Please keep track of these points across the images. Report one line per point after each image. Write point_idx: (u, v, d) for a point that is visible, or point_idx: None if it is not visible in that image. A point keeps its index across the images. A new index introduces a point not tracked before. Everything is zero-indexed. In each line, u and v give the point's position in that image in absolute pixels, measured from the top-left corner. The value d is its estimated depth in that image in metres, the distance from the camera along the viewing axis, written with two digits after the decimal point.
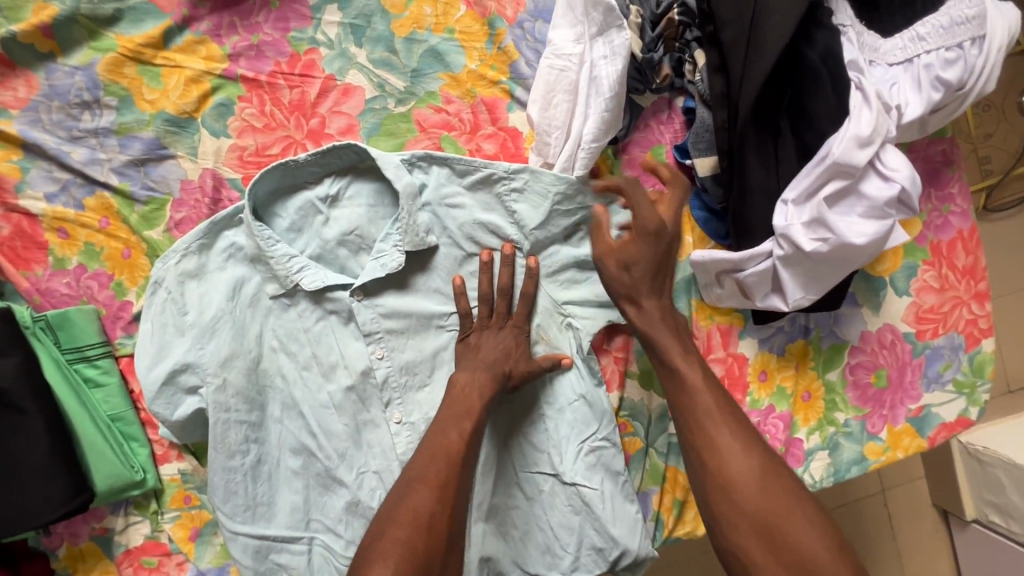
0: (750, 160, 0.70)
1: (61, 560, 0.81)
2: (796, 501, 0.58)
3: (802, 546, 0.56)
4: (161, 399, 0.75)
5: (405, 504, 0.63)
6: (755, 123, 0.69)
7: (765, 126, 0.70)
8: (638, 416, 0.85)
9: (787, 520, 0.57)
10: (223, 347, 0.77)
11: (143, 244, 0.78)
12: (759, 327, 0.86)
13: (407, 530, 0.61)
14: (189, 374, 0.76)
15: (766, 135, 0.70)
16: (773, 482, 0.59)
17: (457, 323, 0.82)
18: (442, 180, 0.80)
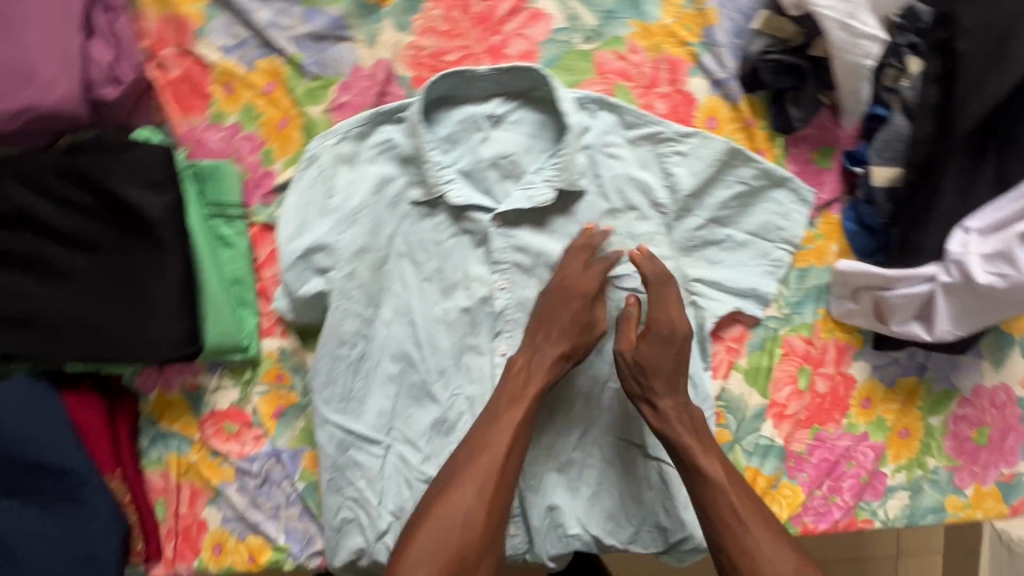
0: (948, 179, 0.71)
1: (150, 405, 0.82)
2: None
3: None
4: (291, 272, 0.77)
5: (458, 491, 0.72)
6: (966, 142, 0.70)
7: (972, 147, 0.71)
8: (733, 410, 0.84)
9: None
10: (360, 237, 0.78)
11: (301, 118, 0.78)
12: (876, 352, 0.84)
13: (450, 520, 0.71)
14: (324, 254, 0.78)
15: (971, 156, 0.71)
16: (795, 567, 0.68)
17: (584, 275, 0.81)
18: (607, 127, 0.79)
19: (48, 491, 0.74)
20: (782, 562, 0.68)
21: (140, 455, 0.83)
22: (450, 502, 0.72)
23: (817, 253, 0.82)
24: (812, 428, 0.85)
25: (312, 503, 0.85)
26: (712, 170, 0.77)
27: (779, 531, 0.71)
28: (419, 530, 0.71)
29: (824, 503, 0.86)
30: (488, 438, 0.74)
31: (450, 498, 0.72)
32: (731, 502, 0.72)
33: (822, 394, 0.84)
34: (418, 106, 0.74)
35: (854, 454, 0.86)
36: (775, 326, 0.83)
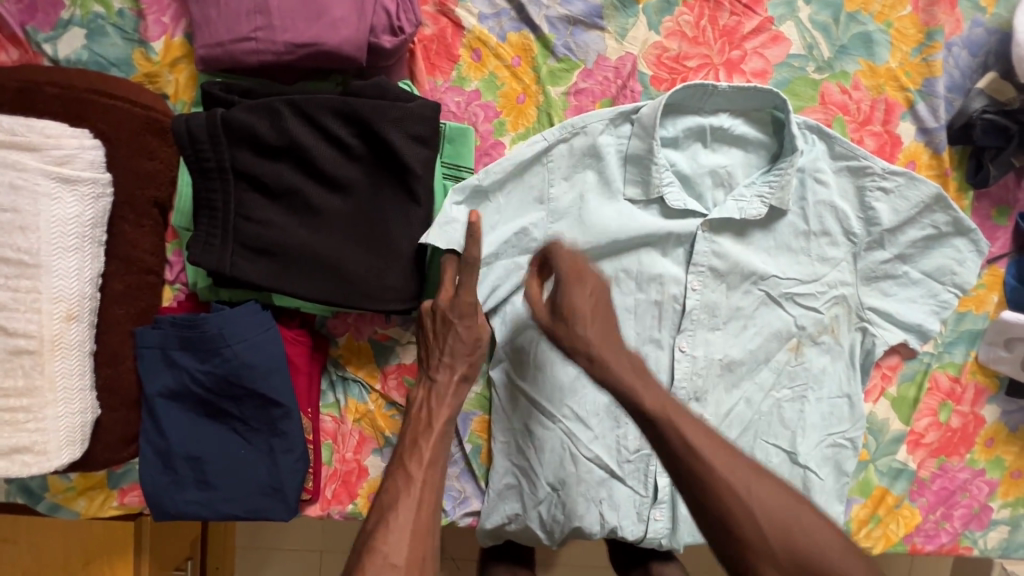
0: None
1: (339, 348, 0.84)
2: (786, 490, 0.60)
3: (795, 523, 0.58)
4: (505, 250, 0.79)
5: (383, 548, 0.61)
6: None
7: None
8: (875, 432, 0.91)
9: (809, 530, 0.57)
10: (576, 229, 0.81)
11: (540, 96, 0.80)
12: (1009, 399, 0.92)
13: None
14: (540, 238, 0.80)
15: None
16: (752, 466, 0.61)
17: (773, 287, 0.86)
18: (819, 155, 0.83)
19: (252, 420, 0.75)
20: (713, 451, 0.61)
21: (319, 396, 0.84)
22: None
23: (978, 300, 0.89)
24: (940, 458, 0.93)
25: (475, 464, 0.89)
26: (913, 210, 0.83)
27: (719, 435, 0.63)
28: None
29: (935, 527, 0.94)
30: (399, 490, 0.67)
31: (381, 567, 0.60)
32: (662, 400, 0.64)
33: (954, 429, 0.92)
34: (660, 108, 0.78)
35: (970, 486, 0.93)
36: (928, 361, 0.90)
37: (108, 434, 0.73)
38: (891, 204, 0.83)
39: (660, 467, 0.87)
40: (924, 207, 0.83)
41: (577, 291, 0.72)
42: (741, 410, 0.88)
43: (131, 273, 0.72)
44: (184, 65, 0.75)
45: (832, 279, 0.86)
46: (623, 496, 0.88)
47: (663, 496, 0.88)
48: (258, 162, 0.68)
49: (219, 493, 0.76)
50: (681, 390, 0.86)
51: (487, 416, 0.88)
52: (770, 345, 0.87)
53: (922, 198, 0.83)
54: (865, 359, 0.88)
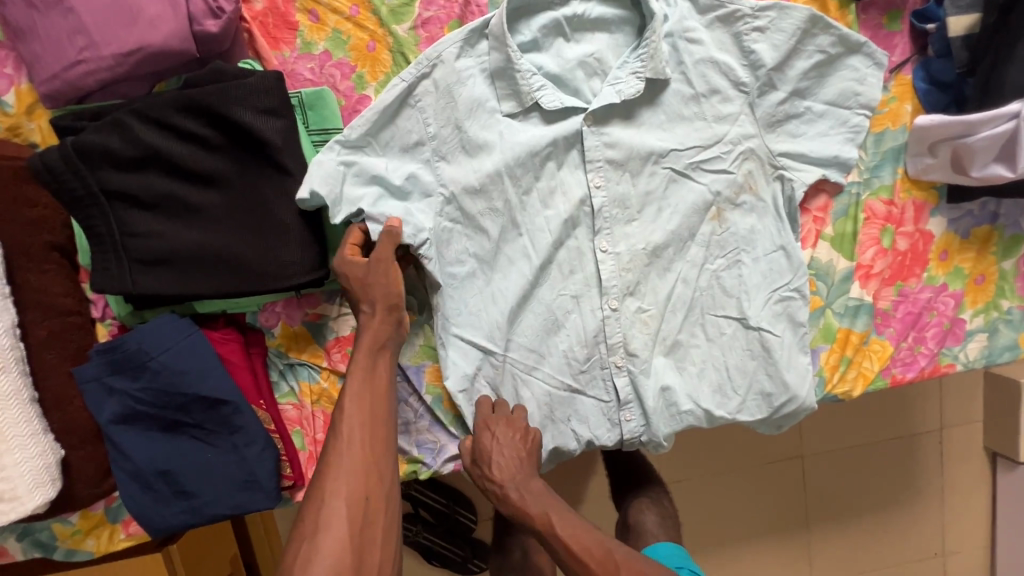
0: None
1: (276, 338, 0.86)
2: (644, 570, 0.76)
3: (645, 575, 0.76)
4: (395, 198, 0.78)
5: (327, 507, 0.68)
6: None
7: None
8: (823, 277, 0.89)
9: None
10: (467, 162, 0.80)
11: (389, 38, 0.79)
12: (951, 207, 0.89)
13: (338, 547, 0.66)
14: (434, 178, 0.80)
15: None
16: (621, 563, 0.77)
17: (677, 161, 0.84)
18: (684, 14, 0.81)
19: (207, 424, 0.78)
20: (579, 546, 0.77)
21: (274, 388, 0.87)
22: (327, 530, 0.67)
23: (892, 115, 0.86)
24: (897, 285, 0.91)
25: (439, 414, 0.90)
26: (793, 40, 0.80)
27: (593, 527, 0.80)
28: (313, 563, 0.65)
29: (910, 354, 0.93)
30: (339, 465, 0.71)
31: (327, 539, 0.67)
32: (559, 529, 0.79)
33: (903, 252, 0.90)
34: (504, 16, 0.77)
35: (935, 304, 0.92)
36: (858, 191, 0.87)
37: (82, 471, 0.77)
38: (770, 41, 0.80)
39: (621, 370, 0.88)
40: (803, 33, 0.80)
41: (488, 444, 0.83)
42: (681, 293, 0.87)
43: (52, 317, 0.75)
44: (42, 110, 0.76)
45: (735, 135, 0.84)
46: (590, 407, 0.89)
47: (630, 401, 0.88)
48: (124, 178, 0.70)
49: (199, 499, 0.79)
50: (613, 289, 0.86)
51: (437, 364, 0.89)
52: (691, 221, 0.85)
53: (798, 25, 0.79)
54: (790, 207, 0.86)
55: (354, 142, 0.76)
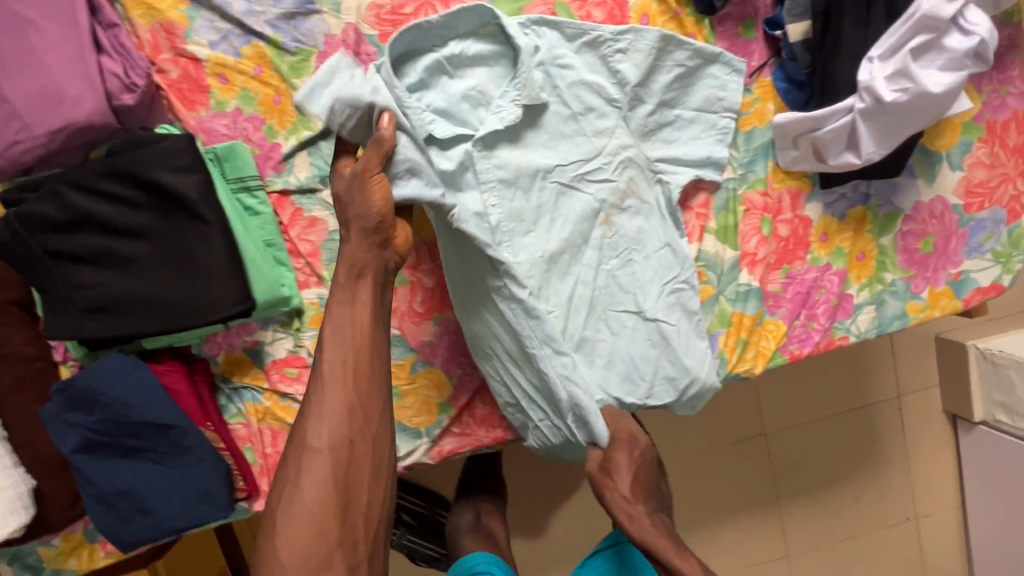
0: (844, 21, 0.81)
1: (220, 365, 0.96)
2: None
3: None
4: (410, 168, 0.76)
5: (307, 437, 0.67)
6: None
7: None
8: (712, 267, 0.97)
9: None
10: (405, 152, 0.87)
11: (291, 91, 0.89)
12: (825, 192, 0.96)
13: (322, 484, 0.66)
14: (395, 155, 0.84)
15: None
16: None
17: (563, 175, 0.93)
18: (553, 43, 0.89)
19: (159, 447, 0.88)
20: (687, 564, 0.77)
21: (223, 410, 0.97)
22: (310, 463, 0.66)
23: (758, 115, 0.93)
24: (783, 268, 0.98)
25: None
26: (651, 58, 0.88)
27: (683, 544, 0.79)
28: (302, 490, 0.65)
29: (804, 330, 1.00)
30: (330, 399, 0.68)
31: (308, 482, 0.66)
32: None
33: (785, 237, 0.97)
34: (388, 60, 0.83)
35: (822, 282, 0.99)
36: (734, 186, 0.95)
37: (54, 498, 0.87)
38: (633, 59, 0.89)
39: (543, 378, 0.89)
40: (659, 51, 0.88)
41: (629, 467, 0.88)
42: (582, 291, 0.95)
43: (16, 364, 0.86)
44: None
45: (614, 147, 0.92)
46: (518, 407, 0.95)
47: (552, 405, 0.91)
48: (63, 239, 0.80)
49: (159, 514, 0.89)
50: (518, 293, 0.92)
51: None
52: (582, 227, 0.94)
53: (654, 44, 0.88)
54: (672, 207, 0.94)
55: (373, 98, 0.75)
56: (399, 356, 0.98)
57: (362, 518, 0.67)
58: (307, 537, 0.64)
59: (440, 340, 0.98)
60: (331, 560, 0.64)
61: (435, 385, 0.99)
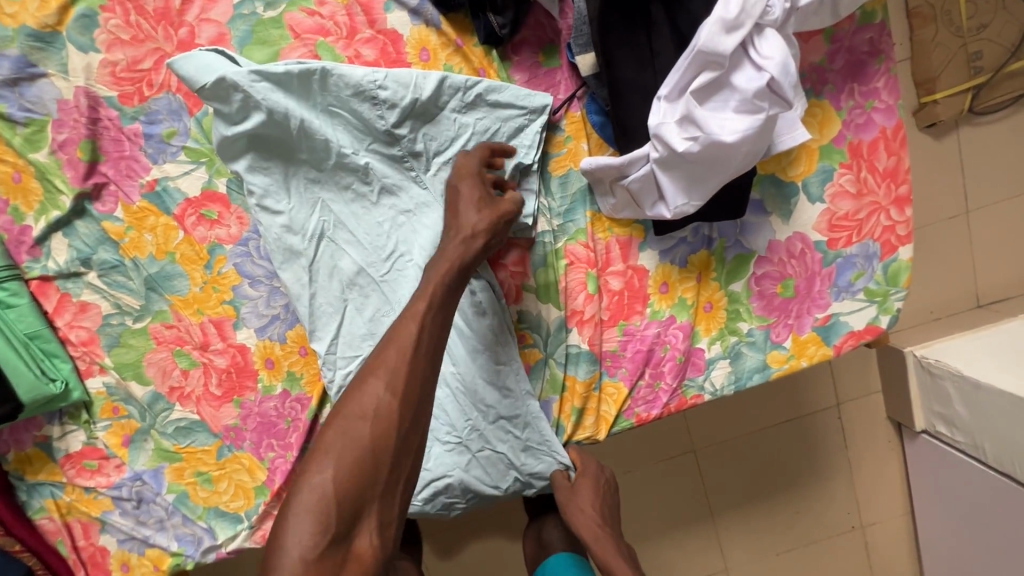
0: (620, 53, 0.66)
1: (12, 463, 0.89)
2: None
3: None
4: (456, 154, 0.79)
5: (355, 400, 0.60)
6: (620, 13, 0.66)
7: (634, 15, 0.66)
8: (536, 329, 0.86)
9: None
10: (250, 124, 0.74)
11: (31, 166, 0.79)
12: (660, 238, 0.84)
13: (351, 454, 0.57)
14: (378, 122, 0.77)
15: (636, 26, 0.67)
16: None
17: (388, 221, 0.82)
18: (348, 87, 0.75)
19: None
20: None
21: (24, 507, 0.91)
22: (353, 427, 0.58)
23: (571, 156, 0.80)
24: (619, 325, 0.87)
25: (187, 509, 0.93)
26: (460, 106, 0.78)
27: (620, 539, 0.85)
28: (322, 451, 0.57)
29: (651, 391, 0.89)
30: (379, 367, 0.61)
31: (339, 457, 0.56)
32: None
33: (618, 291, 0.85)
34: (210, 89, 0.71)
35: (666, 338, 0.87)
36: (551, 240, 0.83)
37: None
38: (444, 105, 0.77)
39: (492, 409, 0.84)
40: (474, 98, 0.77)
41: (593, 489, 0.87)
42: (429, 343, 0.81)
43: None
44: None
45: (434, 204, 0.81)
46: (440, 458, 0.84)
47: (493, 442, 0.84)
48: None
49: None
50: (370, 338, 0.83)
51: (173, 463, 0.91)
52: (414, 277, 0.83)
53: (464, 89, 0.77)
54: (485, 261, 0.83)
55: (346, 85, 0.74)
56: (203, 441, 0.90)
57: (386, 498, 0.57)
58: (343, 500, 0.55)
59: (245, 423, 0.89)
60: (352, 536, 0.55)
61: (247, 469, 0.92)
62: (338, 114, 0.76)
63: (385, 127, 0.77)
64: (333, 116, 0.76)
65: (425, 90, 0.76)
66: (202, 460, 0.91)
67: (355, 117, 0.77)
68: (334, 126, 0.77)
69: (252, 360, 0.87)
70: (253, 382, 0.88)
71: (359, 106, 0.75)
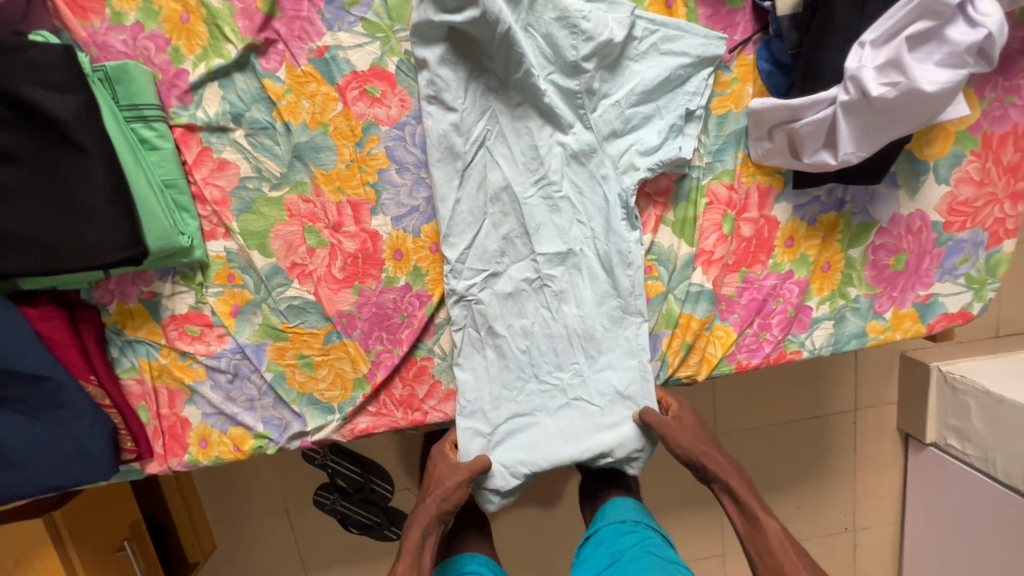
0: None
1: (112, 315, 0.86)
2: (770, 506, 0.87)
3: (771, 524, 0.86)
4: (635, 91, 0.81)
5: None
6: None
7: None
8: (664, 262, 0.89)
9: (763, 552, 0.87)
10: (458, 18, 0.76)
11: (203, 10, 0.77)
12: (797, 193, 0.88)
13: None
14: (569, 52, 0.79)
15: None
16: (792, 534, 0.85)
17: (549, 146, 0.83)
18: (555, 11, 0.78)
19: (29, 399, 0.79)
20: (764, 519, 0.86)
21: (114, 364, 0.88)
22: None
23: (735, 97, 0.84)
24: (741, 272, 0.90)
25: (282, 391, 0.91)
26: (646, 52, 0.81)
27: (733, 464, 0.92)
28: None
29: (755, 340, 0.92)
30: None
31: None
32: (785, 544, 0.82)
33: (747, 238, 0.89)
34: None
35: (780, 291, 0.91)
36: (699, 176, 0.86)
37: None
38: (632, 47, 0.81)
39: (600, 356, 0.89)
40: (662, 41, 0.81)
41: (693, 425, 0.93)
42: (556, 275, 0.87)
43: None
44: None
45: (593, 140, 0.83)
46: (531, 396, 0.89)
47: (590, 392, 0.89)
48: None
49: (32, 471, 0.81)
50: (501, 256, 0.86)
51: (277, 342, 0.89)
52: (555, 207, 0.85)
53: (656, 34, 0.80)
54: (628, 207, 0.84)
55: (552, 10, 0.78)
56: (313, 323, 0.89)
57: None
58: None
59: (360, 311, 0.89)
60: None
61: (351, 359, 0.90)
62: (534, 36, 0.79)
63: (574, 58, 0.79)
64: (527, 36, 0.79)
65: (620, 32, 0.78)
66: (307, 343, 0.90)
67: (548, 42, 0.79)
68: (528, 44, 0.79)
69: (382, 249, 0.86)
70: (378, 272, 0.87)
71: (557, 32, 0.78)
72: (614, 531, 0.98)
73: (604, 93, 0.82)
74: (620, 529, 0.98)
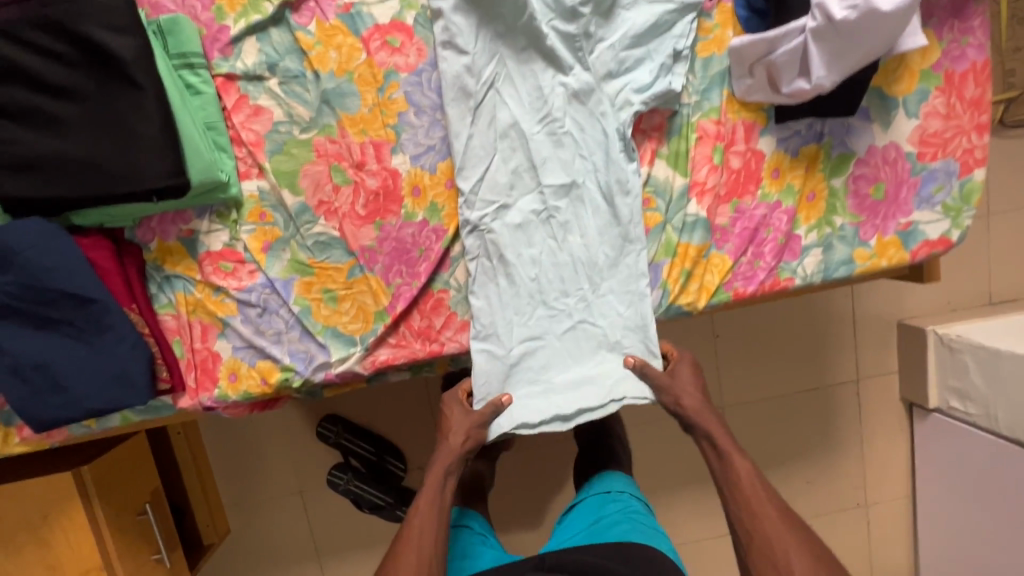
0: None
1: (153, 253, 0.93)
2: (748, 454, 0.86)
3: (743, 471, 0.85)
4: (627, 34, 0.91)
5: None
6: None
7: None
8: (661, 193, 0.96)
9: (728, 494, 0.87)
10: None
11: None
12: (779, 127, 0.96)
13: None
14: None
15: None
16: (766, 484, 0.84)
17: (552, 86, 0.93)
18: None
19: (77, 321, 0.86)
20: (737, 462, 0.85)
21: (153, 300, 0.95)
22: None
23: (717, 42, 0.93)
24: (732, 202, 0.97)
25: (308, 324, 0.97)
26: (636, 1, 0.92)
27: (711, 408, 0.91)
28: None
29: (750, 267, 0.98)
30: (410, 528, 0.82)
31: None
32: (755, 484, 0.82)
33: (736, 170, 0.96)
34: None
35: (770, 220, 0.98)
36: (689, 113, 0.95)
37: None
38: None
39: (604, 281, 0.96)
40: None
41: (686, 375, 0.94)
42: (561, 206, 0.95)
43: None
44: None
45: (591, 80, 0.92)
46: (540, 320, 0.96)
47: (596, 316, 0.97)
48: None
49: (77, 392, 0.87)
50: (511, 188, 0.94)
51: (304, 276, 0.96)
52: (558, 142, 0.94)
53: None
54: (625, 140, 0.93)
55: None
56: (338, 258, 0.96)
57: None
58: None
59: (381, 246, 0.96)
60: None
61: (372, 292, 0.97)
62: None
63: (571, 5, 0.90)
64: None
65: None
66: (331, 278, 0.96)
67: None
68: None
69: (401, 186, 0.94)
70: (397, 208, 0.95)
71: None
72: (600, 499, 1.01)
73: (600, 38, 0.93)
74: (608, 497, 1.01)
